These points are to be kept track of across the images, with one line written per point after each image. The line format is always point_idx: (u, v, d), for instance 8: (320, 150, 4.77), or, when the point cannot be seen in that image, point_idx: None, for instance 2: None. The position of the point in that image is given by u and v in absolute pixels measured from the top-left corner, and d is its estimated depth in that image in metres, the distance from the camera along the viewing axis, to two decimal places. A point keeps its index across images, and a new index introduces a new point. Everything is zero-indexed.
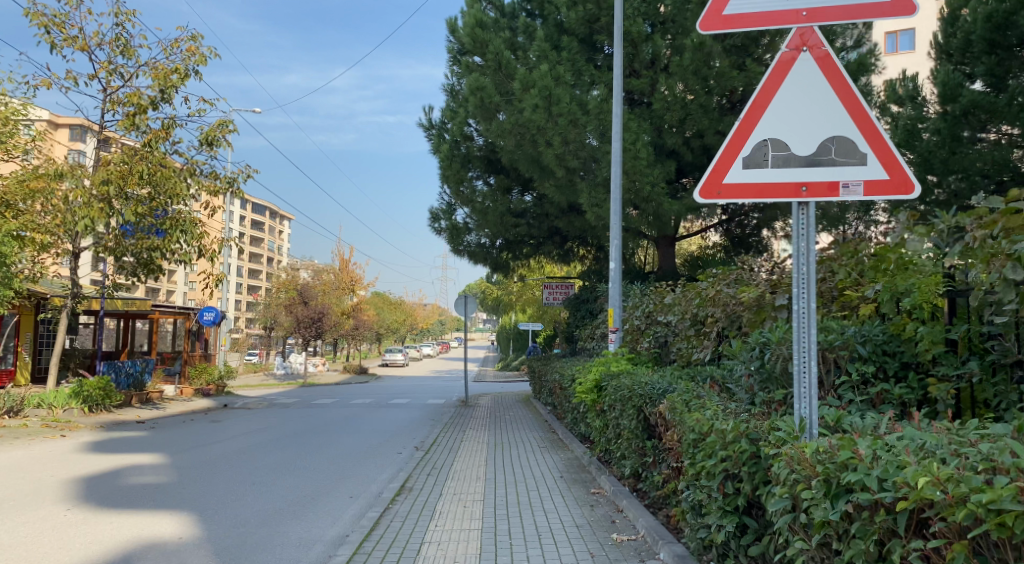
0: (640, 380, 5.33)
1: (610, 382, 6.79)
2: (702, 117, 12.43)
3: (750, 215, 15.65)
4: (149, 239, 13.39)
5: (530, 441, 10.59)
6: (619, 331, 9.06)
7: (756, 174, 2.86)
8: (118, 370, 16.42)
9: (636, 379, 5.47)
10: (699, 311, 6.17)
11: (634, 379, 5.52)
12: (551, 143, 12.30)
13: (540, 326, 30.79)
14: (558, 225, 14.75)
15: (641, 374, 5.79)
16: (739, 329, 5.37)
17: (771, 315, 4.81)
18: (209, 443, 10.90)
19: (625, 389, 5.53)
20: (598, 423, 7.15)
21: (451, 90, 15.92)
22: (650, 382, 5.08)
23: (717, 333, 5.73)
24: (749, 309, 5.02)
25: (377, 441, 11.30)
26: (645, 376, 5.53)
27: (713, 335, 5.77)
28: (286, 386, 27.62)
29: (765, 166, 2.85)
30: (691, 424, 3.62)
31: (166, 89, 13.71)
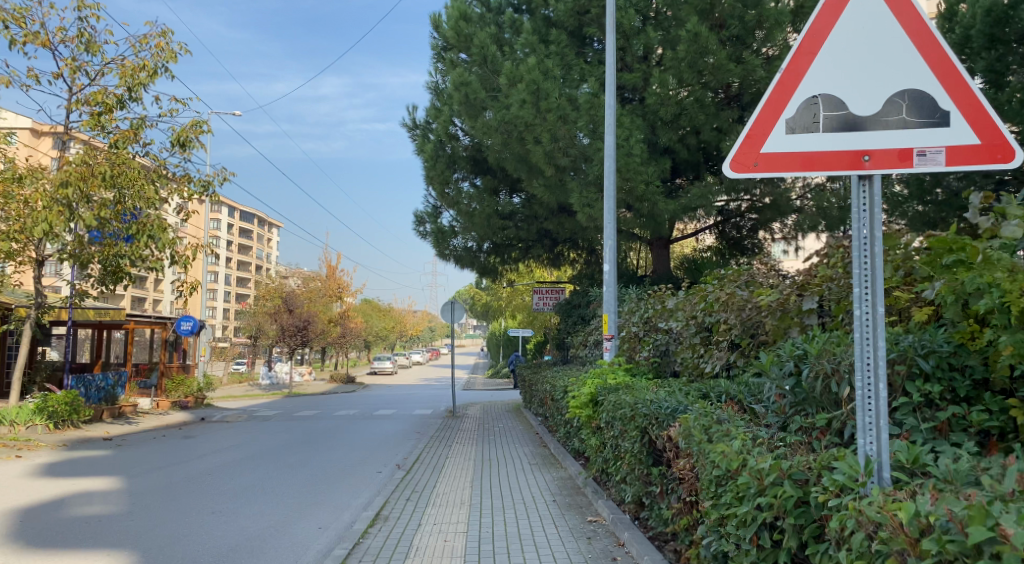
0: (643, 397, 4.68)
1: (607, 398, 6.14)
2: (697, 112, 11.88)
3: (746, 216, 15.10)
4: (117, 244, 12.64)
5: (520, 457, 9.91)
6: (614, 339, 8.41)
7: (805, 139, 2.22)
8: (87, 384, 15.62)
9: (638, 395, 4.82)
10: (707, 318, 5.58)
11: (636, 395, 4.87)
12: (540, 140, 11.65)
13: (531, 333, 30.12)
14: (547, 227, 14.11)
15: (644, 389, 5.15)
16: (756, 337, 4.76)
17: (796, 322, 4.20)
18: (175, 462, 10.16)
19: (626, 408, 4.88)
20: (594, 442, 6.49)
21: (436, 87, 15.26)
22: (655, 400, 4.43)
23: (729, 342, 5.10)
24: (771, 315, 4.41)
25: (357, 458, 10.61)
26: (648, 392, 4.88)
27: (723, 344, 5.16)
28: (272, 397, 26.88)
29: (815, 129, 2.21)
30: (712, 457, 2.96)
31: (133, 87, 12.99)
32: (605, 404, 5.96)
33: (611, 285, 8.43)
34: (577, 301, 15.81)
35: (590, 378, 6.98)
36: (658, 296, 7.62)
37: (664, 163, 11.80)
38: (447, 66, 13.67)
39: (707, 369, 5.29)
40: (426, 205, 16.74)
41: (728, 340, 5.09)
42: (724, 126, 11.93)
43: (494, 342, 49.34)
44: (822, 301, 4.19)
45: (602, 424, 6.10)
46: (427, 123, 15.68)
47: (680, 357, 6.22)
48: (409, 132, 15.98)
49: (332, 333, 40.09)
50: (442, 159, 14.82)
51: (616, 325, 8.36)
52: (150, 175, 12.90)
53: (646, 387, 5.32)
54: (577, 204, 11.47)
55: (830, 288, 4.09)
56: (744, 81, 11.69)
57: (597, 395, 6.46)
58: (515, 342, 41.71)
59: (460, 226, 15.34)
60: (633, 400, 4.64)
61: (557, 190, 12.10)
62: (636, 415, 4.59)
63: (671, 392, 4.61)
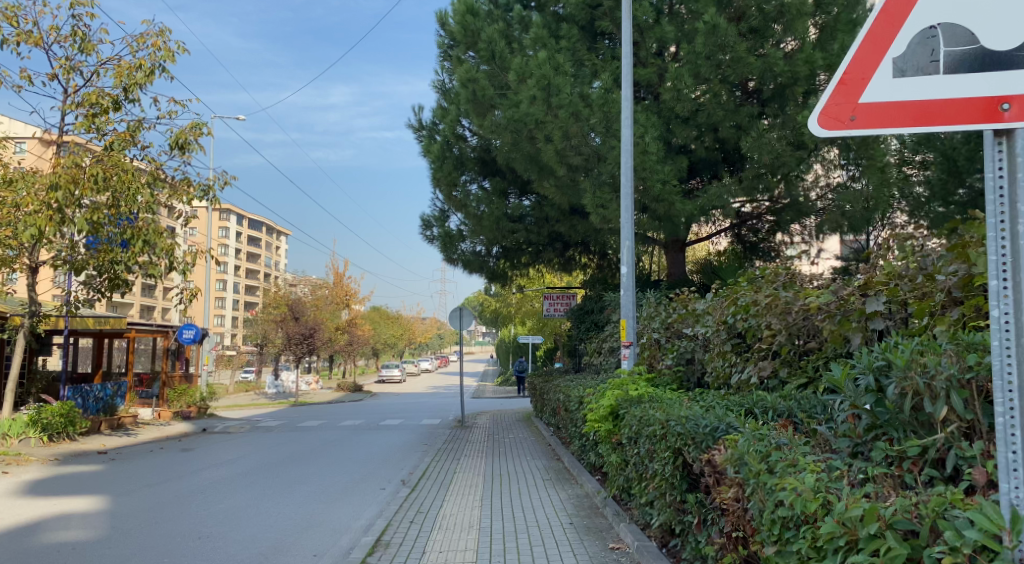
0: (673, 411, 4.13)
1: (629, 411, 5.61)
2: (716, 109, 11.36)
3: (763, 218, 14.54)
4: (112, 251, 12.24)
5: (532, 473, 9.34)
6: (633, 347, 7.85)
7: (916, 85, 1.71)
8: (85, 395, 15.15)
9: (668, 410, 4.28)
10: (742, 324, 5.07)
11: (666, 410, 4.33)
12: (551, 138, 11.11)
13: (541, 339, 29.53)
14: (558, 230, 13.61)
15: (674, 403, 4.62)
16: (807, 345, 4.30)
17: (860, 328, 3.77)
18: (169, 479, 9.70)
19: (654, 425, 4.33)
20: (615, 459, 5.95)
21: (442, 87, 14.75)
22: (689, 417, 3.88)
23: (771, 351, 4.57)
24: (830, 320, 3.95)
25: (361, 473, 10.10)
26: (680, 406, 4.34)
27: (762, 354, 4.63)
28: (278, 406, 26.36)
29: (933, 71, 1.70)
30: (776, 495, 2.42)
31: (129, 87, 12.60)
32: (629, 417, 5.43)
33: (630, 288, 7.90)
34: (589, 306, 15.26)
35: (609, 389, 6.43)
36: (683, 298, 7.07)
37: (681, 162, 11.27)
38: (454, 64, 13.15)
39: (743, 380, 4.76)
40: (433, 208, 16.23)
41: (769, 350, 4.57)
42: (744, 123, 11.37)
43: (503, 348, 48.78)
44: (889, 304, 3.75)
45: (625, 440, 5.56)
46: (434, 124, 15.17)
47: (710, 367, 5.69)
48: (415, 134, 15.48)
49: (340, 340, 39.63)
50: (449, 160, 14.32)
51: (635, 331, 7.82)
52: (146, 178, 12.44)
53: (675, 400, 4.79)
54: (590, 206, 10.92)
55: (904, 289, 3.66)
56: (764, 75, 11.13)
57: (618, 407, 5.92)
58: (524, 348, 41.09)
59: (468, 230, 14.82)
60: (663, 416, 4.10)
61: (569, 191, 11.56)
62: (667, 433, 4.04)
63: (708, 407, 4.07)
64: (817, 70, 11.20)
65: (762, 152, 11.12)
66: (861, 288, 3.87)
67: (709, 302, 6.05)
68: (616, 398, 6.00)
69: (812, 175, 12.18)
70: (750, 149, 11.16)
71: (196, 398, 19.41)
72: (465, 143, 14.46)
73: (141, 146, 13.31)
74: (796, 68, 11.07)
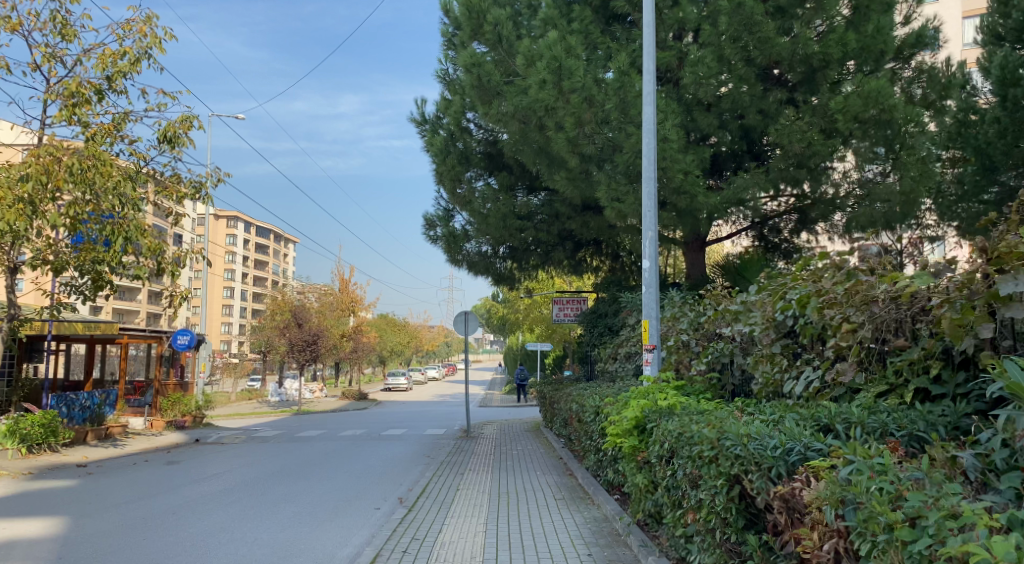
0: (728, 423, 3.31)
1: (660, 423, 4.78)
2: (742, 93, 10.55)
3: (785, 217, 13.98)
4: (95, 249, 11.54)
5: (543, 490, 8.52)
6: (657, 351, 6.97)
7: None
8: (71, 404, 14.36)
9: (718, 423, 3.46)
10: (805, 321, 4.25)
11: (715, 423, 3.50)
12: (563, 126, 10.30)
13: (550, 346, 28.59)
14: (570, 227, 12.78)
15: (723, 414, 3.80)
16: (899, 341, 3.51)
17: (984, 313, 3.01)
18: (144, 498, 8.95)
19: (699, 443, 3.50)
20: (641, 480, 5.09)
21: (446, 78, 13.96)
22: (753, 434, 3.05)
23: (844, 351, 3.77)
24: (941, 307, 3.19)
25: (355, 489, 9.30)
26: (732, 418, 3.53)
27: (830, 354, 3.80)
28: (279, 415, 25.52)
29: None
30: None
31: (113, 75, 11.88)
32: (661, 428, 4.59)
33: (652, 284, 7.02)
34: (602, 309, 14.39)
35: (633, 398, 5.56)
36: (717, 294, 6.21)
37: (703, 152, 10.45)
38: (458, 51, 12.36)
39: (803, 387, 3.96)
40: (437, 207, 15.42)
41: (845, 347, 3.74)
42: (771, 109, 10.60)
43: (511, 356, 47.79)
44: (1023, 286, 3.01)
45: (654, 456, 4.73)
46: (438, 117, 14.37)
47: (755, 373, 4.83)
48: (418, 129, 14.69)
49: (343, 347, 38.80)
50: (454, 154, 13.54)
51: (659, 333, 6.94)
52: (130, 173, 11.72)
53: (722, 413, 3.97)
54: (604, 199, 10.09)
55: None
56: (794, 58, 10.45)
57: (645, 418, 5.07)
58: (533, 356, 40.18)
59: (474, 229, 14.00)
60: (712, 431, 3.27)
61: (581, 185, 10.73)
62: (716, 451, 3.22)
63: (771, 422, 3.25)
64: (850, 53, 10.43)
65: (793, 141, 10.30)
66: (980, 267, 3.11)
67: (753, 295, 5.18)
68: (642, 408, 5.15)
69: (839, 169, 10.95)
70: (780, 136, 10.39)
71: (190, 406, 18.63)
72: (471, 137, 13.65)
73: (125, 139, 12.59)
74: (829, 50, 10.34)
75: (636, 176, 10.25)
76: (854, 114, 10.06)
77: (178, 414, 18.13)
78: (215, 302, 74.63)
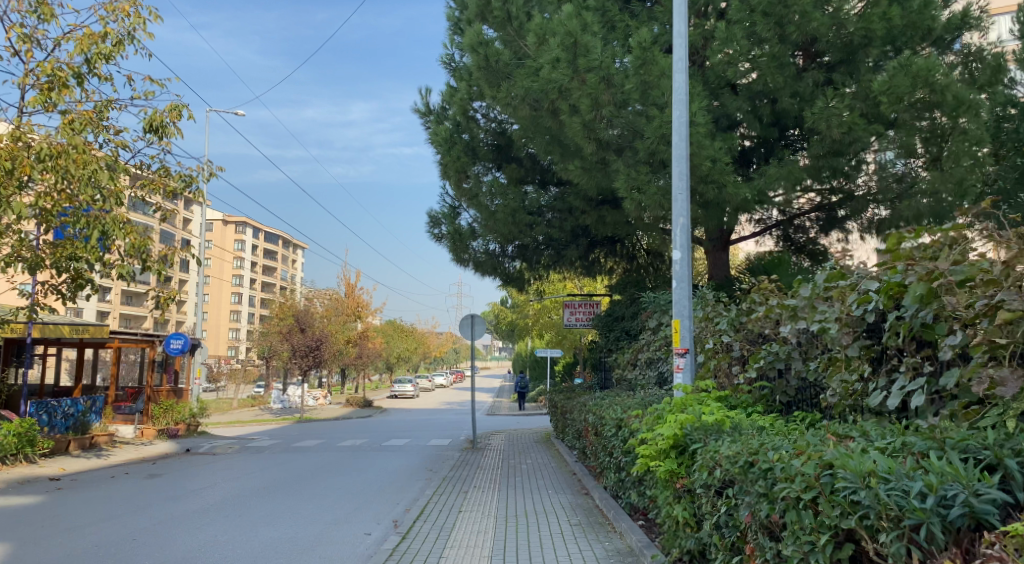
0: (830, 453, 2.59)
1: (709, 445, 3.86)
2: (775, 73, 9.59)
3: (811, 215, 13.04)
4: (73, 244, 10.74)
5: (557, 514, 7.54)
6: (689, 356, 6.00)
7: None
8: (52, 412, 13.53)
9: (813, 452, 2.70)
10: (911, 318, 3.33)
11: (807, 452, 2.72)
12: (578, 109, 9.40)
13: (560, 352, 27.61)
14: (584, 223, 11.89)
15: (809, 436, 3.00)
16: None
17: None
18: (109, 520, 8.03)
19: (786, 479, 2.72)
20: (680, 512, 4.16)
21: (451, 64, 13.10)
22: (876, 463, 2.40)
23: (984, 350, 2.87)
24: None
25: (344, 509, 8.37)
26: (829, 444, 2.77)
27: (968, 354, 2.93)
28: (281, 424, 24.64)
29: None
30: None
31: (94, 59, 11.07)
32: (712, 451, 3.68)
33: (684, 279, 6.05)
34: (618, 312, 13.40)
35: (668, 412, 4.63)
36: (766, 289, 5.24)
37: (732, 139, 9.54)
38: (465, 33, 11.49)
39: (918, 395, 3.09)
40: (442, 204, 14.52)
41: (984, 344, 2.87)
42: (806, 92, 9.69)
43: (520, 362, 46.85)
44: None
45: (701, 484, 3.80)
46: (443, 107, 13.50)
47: (828, 381, 3.91)
48: (422, 119, 13.81)
49: (348, 353, 37.97)
50: (460, 145, 12.67)
51: (692, 335, 6.00)
52: (109, 162, 10.83)
53: (803, 436, 3.06)
54: (622, 189, 9.20)
55: None
56: (831, 35, 9.54)
57: (687, 438, 4.12)
58: (543, 362, 39.18)
59: (481, 226, 13.12)
60: (810, 467, 2.57)
61: (598, 175, 9.84)
62: (822, 493, 2.52)
63: (893, 456, 2.51)
64: (893, 31, 9.48)
65: (829, 128, 9.29)
66: None
67: (823, 282, 4.18)
68: (682, 425, 4.19)
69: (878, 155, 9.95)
70: (815, 120, 9.40)
71: (183, 414, 17.84)
72: (478, 128, 12.77)
73: (107, 128, 11.75)
74: (871, 26, 9.39)
75: (659, 165, 9.36)
76: (901, 96, 9.03)
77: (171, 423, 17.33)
78: (222, 307, 74.06)
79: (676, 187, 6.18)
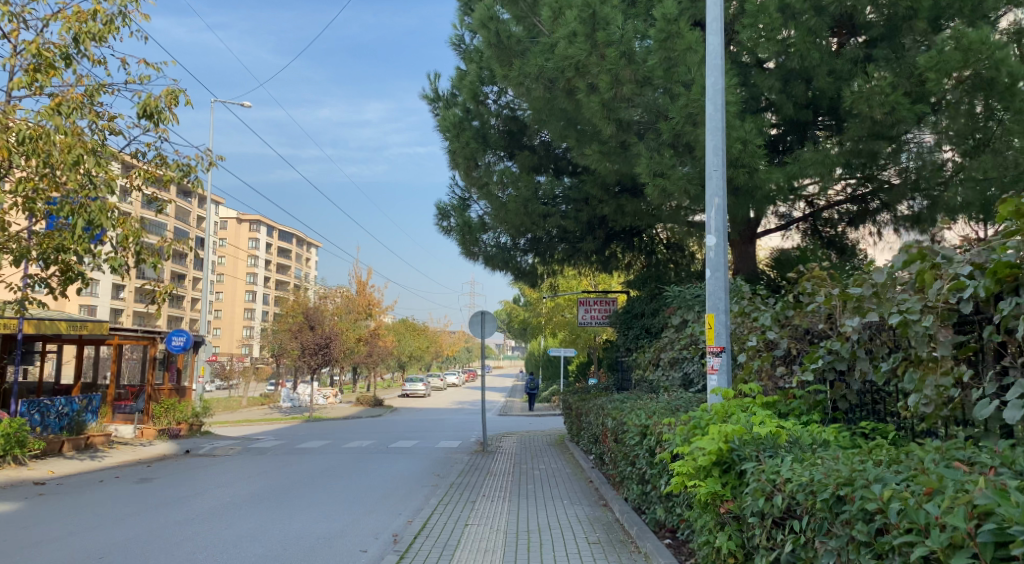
0: (983, 495, 1.97)
1: (763, 465, 3.16)
2: (811, 49, 8.85)
3: (840, 207, 12.23)
4: (59, 234, 10.24)
5: (575, 529, 6.83)
6: (724, 356, 5.28)
7: None
8: (45, 412, 13.02)
9: (956, 494, 2.06)
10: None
11: (947, 494, 2.09)
12: (596, 87, 8.71)
13: (574, 351, 26.89)
14: (601, 214, 11.20)
15: (923, 468, 2.38)
16: None
17: None
18: (86, 532, 7.41)
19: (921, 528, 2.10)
20: (724, 542, 3.47)
21: (461, 46, 12.42)
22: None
23: None
24: None
25: (341, 521, 7.73)
26: (976, 483, 2.14)
27: None
28: (288, 423, 24.03)
29: None
30: None
31: (82, 38, 10.48)
32: (770, 474, 2.98)
33: (720, 268, 5.34)
34: (636, 309, 12.41)
35: (708, 422, 3.93)
36: (819, 277, 4.52)
37: (763, 121, 8.82)
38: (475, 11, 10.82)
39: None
40: (452, 196, 13.82)
41: None
42: (844, 70, 8.96)
43: (533, 362, 46.04)
44: None
45: (753, 512, 3.11)
46: (452, 93, 12.82)
47: (912, 387, 3.18)
48: (430, 106, 13.12)
49: (359, 352, 37.44)
50: (469, 132, 11.95)
51: (728, 332, 5.32)
52: (97, 146, 10.25)
53: (918, 470, 2.39)
54: (644, 174, 8.51)
55: None
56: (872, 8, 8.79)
57: (733, 454, 3.40)
58: (556, 362, 38.47)
59: (491, 219, 12.43)
60: (959, 519, 1.95)
61: (617, 160, 9.14)
62: (982, 559, 1.90)
63: None
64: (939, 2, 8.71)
65: (870, 107, 8.51)
66: None
67: (898, 267, 3.41)
68: (726, 437, 3.47)
69: (917, 139, 9.19)
70: (856, 100, 8.58)
71: (187, 413, 17.46)
72: (489, 113, 12.09)
73: (99, 113, 11.19)
74: None
75: (684, 149, 8.65)
76: (950, 72, 8.24)
77: (174, 423, 16.95)
78: (234, 305, 73.87)
79: (710, 164, 5.45)
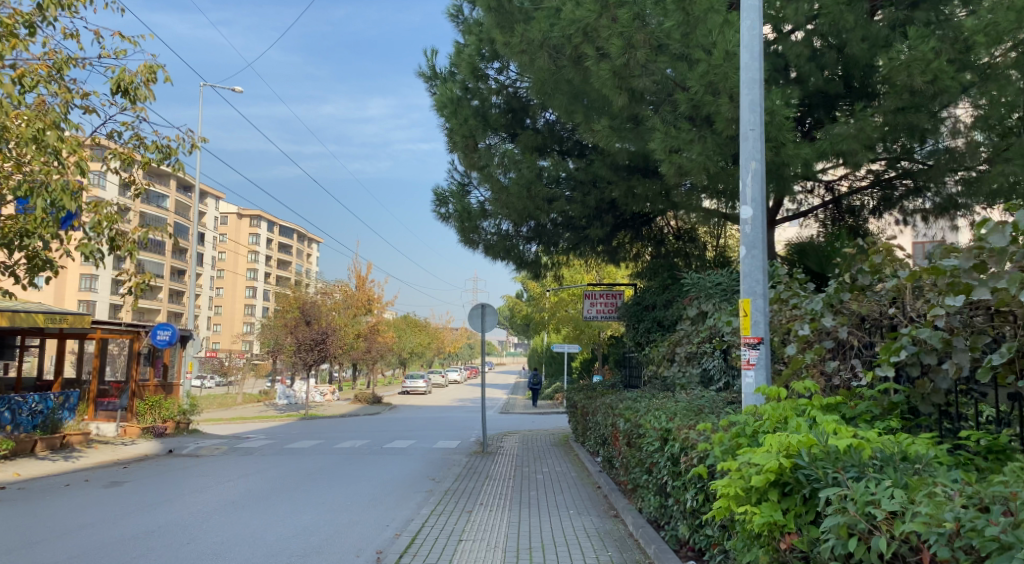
0: None
1: (845, 490, 2.36)
2: (843, 11, 8.03)
3: (865, 193, 11.36)
4: (20, 218, 9.49)
5: (583, 548, 6.03)
6: (761, 350, 4.45)
7: None
8: (17, 409, 12.29)
9: None
10: None
11: None
12: (606, 53, 7.94)
13: (579, 347, 26.05)
14: (610, 197, 10.39)
15: None
16: None
17: None
18: (31, 546, 6.64)
19: None
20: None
21: (459, 18, 11.63)
22: None
23: None
24: None
25: (320, 536, 6.96)
26: None
27: None
28: (283, 420, 23.23)
29: None
30: None
31: (47, 6, 9.68)
32: (865, 507, 2.19)
33: (757, 246, 4.51)
34: (647, 300, 11.51)
35: (759, 431, 3.13)
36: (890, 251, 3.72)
37: (790, 92, 8.00)
38: None
39: None
40: (450, 181, 13.00)
41: None
42: (880, 36, 8.12)
43: (537, 359, 45.11)
44: None
45: (831, 553, 2.32)
46: (450, 70, 11.99)
47: None
48: (426, 85, 12.28)
49: (358, 348, 36.66)
50: (468, 110, 11.15)
51: (766, 320, 4.50)
52: (60, 122, 9.45)
53: None
54: (659, 150, 7.72)
55: None
56: None
57: (798, 474, 2.60)
58: (559, 358, 37.63)
59: (491, 204, 11.63)
60: None
61: (628, 135, 8.35)
62: None
63: None
64: None
65: (910, 75, 7.65)
66: None
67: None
68: (789, 452, 2.66)
69: (955, 115, 8.38)
70: (894, 69, 7.75)
71: (173, 411, 16.79)
72: (490, 92, 11.27)
73: (69, 89, 10.39)
74: None
75: (702, 122, 7.85)
76: (1000, 36, 7.36)
77: (159, 421, 16.30)
78: (235, 301, 73.17)
79: (744, 123, 4.62)
